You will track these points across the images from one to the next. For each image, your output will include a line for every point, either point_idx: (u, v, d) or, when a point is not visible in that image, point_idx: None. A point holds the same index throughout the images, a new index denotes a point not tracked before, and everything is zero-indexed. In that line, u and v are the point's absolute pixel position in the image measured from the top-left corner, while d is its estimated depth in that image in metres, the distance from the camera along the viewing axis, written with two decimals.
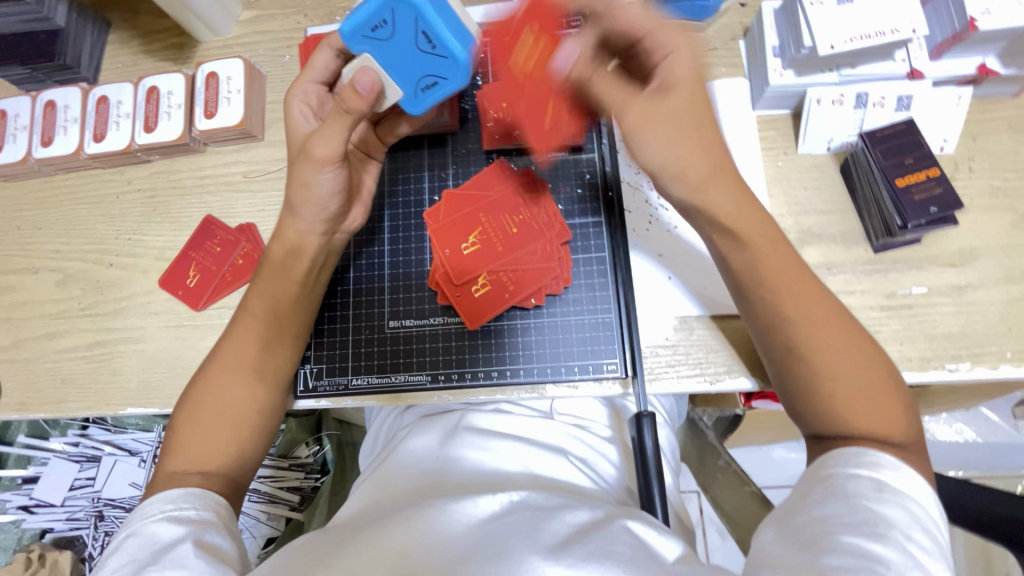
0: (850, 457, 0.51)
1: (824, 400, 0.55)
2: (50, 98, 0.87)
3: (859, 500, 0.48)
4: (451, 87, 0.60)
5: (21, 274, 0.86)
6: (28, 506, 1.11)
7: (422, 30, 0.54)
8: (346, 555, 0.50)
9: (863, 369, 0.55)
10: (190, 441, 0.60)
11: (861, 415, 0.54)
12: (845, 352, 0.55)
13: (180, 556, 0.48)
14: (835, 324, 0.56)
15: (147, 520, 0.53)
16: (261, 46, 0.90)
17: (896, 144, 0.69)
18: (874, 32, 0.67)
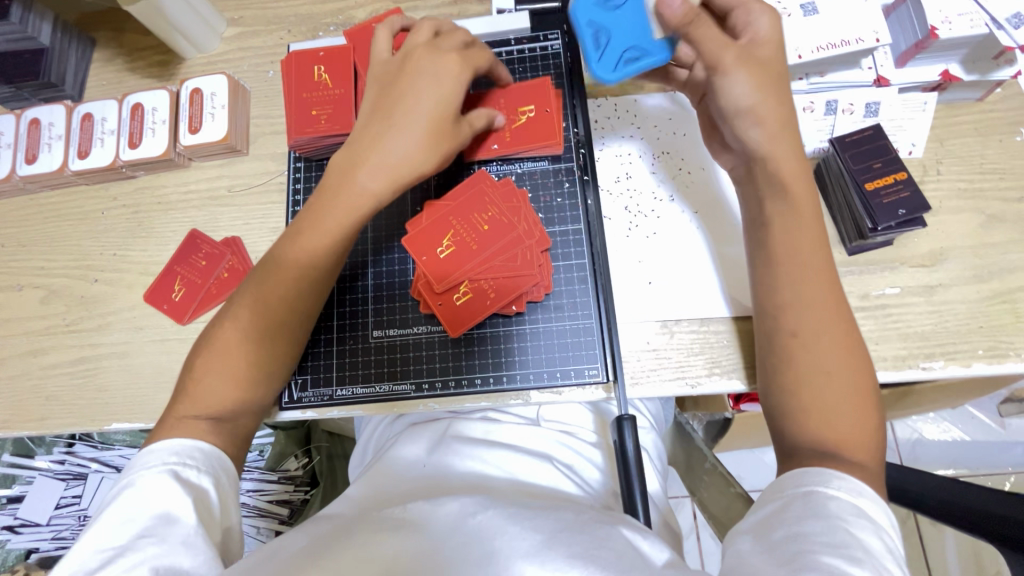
0: (828, 478, 0.52)
1: (803, 400, 0.57)
2: (35, 116, 0.88)
3: (839, 521, 0.49)
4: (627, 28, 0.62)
5: (5, 291, 0.86)
6: (13, 526, 1.10)
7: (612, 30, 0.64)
8: (333, 557, 0.50)
9: (850, 369, 0.57)
10: (200, 378, 0.61)
11: (832, 422, 0.56)
12: (834, 363, 0.57)
13: (179, 533, 0.49)
14: (831, 317, 0.59)
15: (149, 469, 0.54)
16: (244, 62, 0.91)
17: (866, 149, 0.70)
18: (840, 41, 0.69)
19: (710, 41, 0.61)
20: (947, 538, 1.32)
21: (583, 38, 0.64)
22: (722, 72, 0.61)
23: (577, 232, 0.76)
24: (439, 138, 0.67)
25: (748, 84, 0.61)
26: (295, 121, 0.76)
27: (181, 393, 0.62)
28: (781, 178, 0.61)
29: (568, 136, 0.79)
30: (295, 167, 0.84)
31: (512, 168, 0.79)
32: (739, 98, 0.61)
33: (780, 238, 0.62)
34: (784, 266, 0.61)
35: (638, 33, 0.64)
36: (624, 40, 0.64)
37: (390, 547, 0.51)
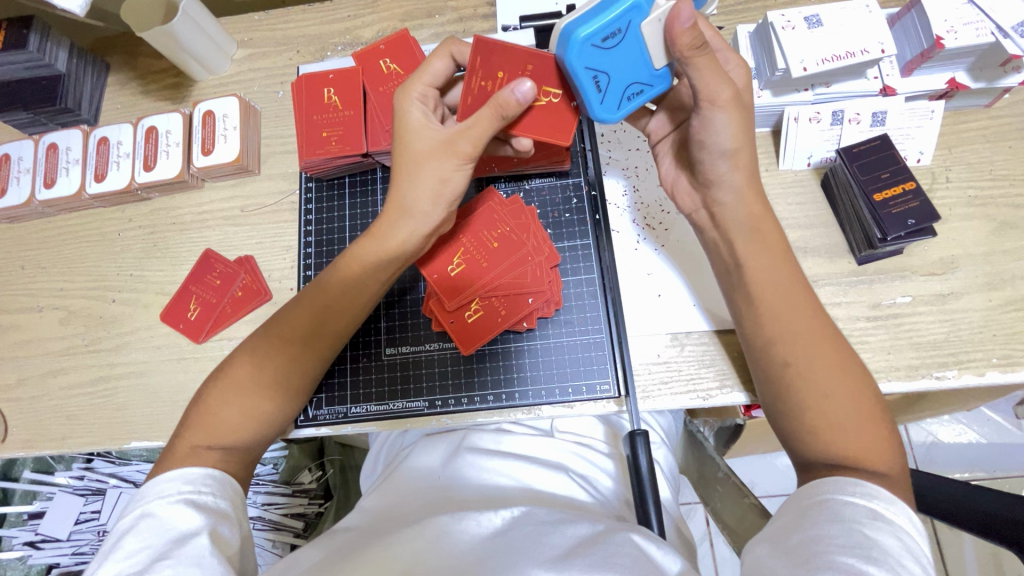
0: (843, 486, 0.53)
1: (812, 420, 0.57)
2: (53, 141, 0.90)
3: (855, 525, 0.49)
4: (613, 77, 0.61)
5: (26, 312, 0.88)
6: (34, 542, 1.11)
7: (598, 76, 0.61)
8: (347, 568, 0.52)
9: (852, 389, 0.57)
10: (209, 414, 0.62)
11: (848, 437, 0.56)
12: (840, 380, 0.57)
13: (196, 553, 0.50)
14: (820, 342, 0.59)
15: (164, 498, 0.55)
16: (255, 83, 0.93)
17: (872, 159, 0.71)
18: (845, 53, 0.69)
19: (708, 72, 0.58)
20: (965, 542, 1.31)
21: (582, 85, 0.61)
22: (703, 109, 0.60)
23: (585, 246, 0.77)
24: (445, 167, 0.64)
25: (731, 125, 0.61)
26: (305, 143, 0.77)
27: (193, 422, 0.63)
28: (743, 220, 0.63)
29: (575, 152, 0.80)
30: (306, 188, 0.86)
31: (520, 184, 0.80)
32: (722, 141, 0.61)
33: (746, 280, 0.62)
34: (753, 304, 0.62)
35: (642, 66, 0.61)
36: (627, 78, 0.62)
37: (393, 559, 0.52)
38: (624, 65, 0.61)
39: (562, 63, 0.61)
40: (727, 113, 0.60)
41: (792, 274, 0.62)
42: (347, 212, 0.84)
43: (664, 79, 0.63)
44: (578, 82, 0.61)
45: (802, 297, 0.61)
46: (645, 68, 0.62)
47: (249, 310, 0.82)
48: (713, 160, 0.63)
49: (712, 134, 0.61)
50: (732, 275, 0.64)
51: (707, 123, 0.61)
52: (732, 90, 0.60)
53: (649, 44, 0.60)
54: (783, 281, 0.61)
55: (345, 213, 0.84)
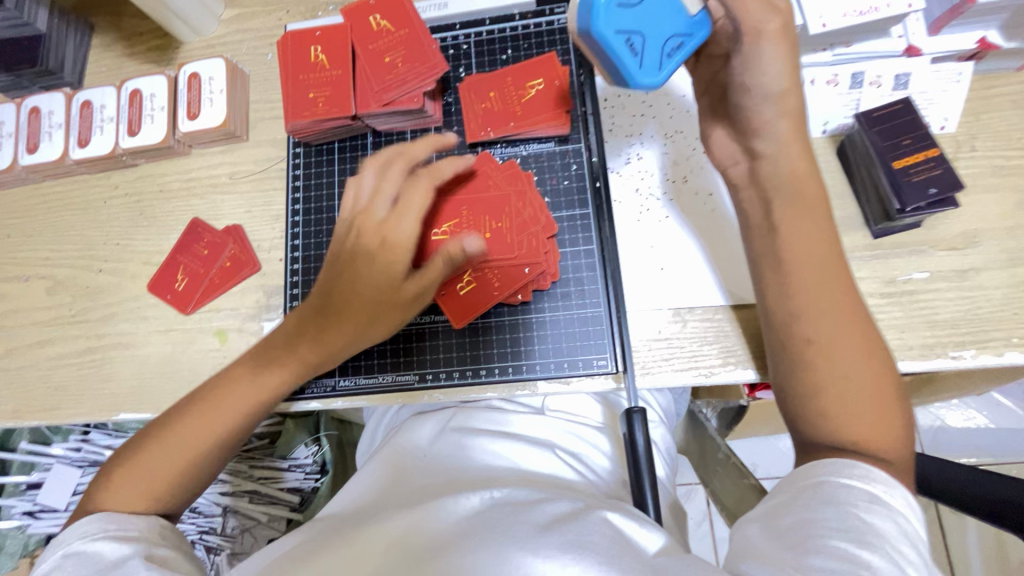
0: (841, 467, 0.50)
1: (822, 401, 0.54)
2: (34, 104, 0.87)
3: (850, 508, 0.47)
4: (647, 39, 0.57)
5: (12, 282, 0.86)
6: (33, 511, 1.12)
7: (629, 38, 0.56)
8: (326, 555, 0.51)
9: (868, 370, 0.54)
10: (143, 458, 0.62)
11: (860, 423, 0.53)
12: (859, 362, 0.54)
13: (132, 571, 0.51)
14: (847, 319, 0.56)
15: (86, 537, 0.55)
16: (243, 45, 0.88)
17: (894, 124, 0.66)
18: (869, 8, 0.64)
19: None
20: (970, 529, 1.29)
21: (616, 51, 0.56)
22: (749, 42, 0.56)
23: (585, 216, 0.73)
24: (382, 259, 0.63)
25: (780, 59, 0.56)
26: (291, 105, 0.72)
27: (116, 477, 0.61)
28: (788, 186, 0.59)
29: (576, 117, 0.75)
30: (294, 154, 0.82)
31: (516, 149, 0.75)
32: (769, 73, 0.57)
33: (776, 247, 0.59)
34: (780, 276, 0.58)
35: (672, 18, 0.58)
36: (663, 33, 0.58)
37: (383, 547, 0.51)
38: (652, 25, 0.57)
39: (591, 38, 0.57)
40: (777, 43, 0.56)
41: (827, 244, 0.58)
42: (337, 179, 0.80)
43: (703, 24, 0.58)
44: (611, 52, 0.56)
45: (838, 274, 0.57)
46: (676, 17, 0.58)
47: (237, 281, 0.80)
48: (758, 103, 0.58)
49: (764, 69, 0.57)
50: (764, 236, 0.60)
51: (754, 55, 0.56)
52: (780, 20, 0.56)
53: None
54: (805, 250, 0.57)
55: (335, 181, 0.81)
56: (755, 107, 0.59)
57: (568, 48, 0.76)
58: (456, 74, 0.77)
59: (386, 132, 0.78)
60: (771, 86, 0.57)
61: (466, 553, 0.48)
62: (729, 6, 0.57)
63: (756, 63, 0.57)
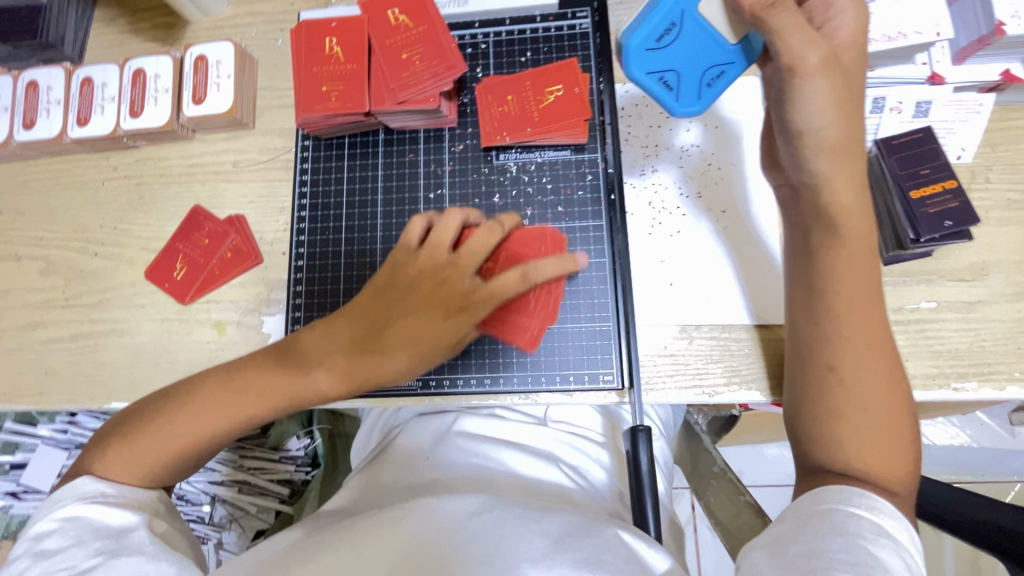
0: (850, 497, 0.51)
1: (838, 428, 0.55)
2: (33, 78, 0.84)
3: (859, 540, 0.48)
4: (682, 75, 0.64)
5: (3, 261, 0.84)
6: (15, 492, 1.10)
7: (663, 78, 0.64)
8: (327, 555, 0.50)
9: (887, 402, 0.55)
10: (137, 443, 0.60)
11: (876, 454, 0.54)
12: (881, 392, 0.55)
13: (135, 543, 0.54)
14: (873, 351, 0.56)
15: (86, 499, 0.58)
16: (252, 29, 0.86)
17: (914, 153, 0.65)
18: (896, 34, 0.64)
19: (791, 33, 0.54)
20: (946, 545, 1.31)
21: (652, 91, 0.65)
22: (786, 74, 0.55)
23: (598, 228, 0.72)
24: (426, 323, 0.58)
25: (823, 94, 0.55)
26: (303, 98, 0.70)
27: (114, 455, 0.61)
28: (824, 211, 0.58)
29: (594, 126, 0.74)
30: (303, 146, 0.80)
31: (532, 156, 0.74)
32: (812, 106, 0.55)
33: (816, 270, 0.59)
34: (812, 302, 0.59)
35: (711, 48, 0.62)
36: (700, 64, 0.63)
37: (392, 542, 0.50)
38: (688, 57, 0.63)
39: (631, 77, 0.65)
40: (816, 79, 0.54)
41: (859, 274, 0.58)
42: (346, 174, 0.78)
43: (743, 52, 0.62)
44: (648, 91, 0.65)
45: (869, 304, 0.57)
46: (714, 47, 0.62)
47: (239, 273, 0.78)
48: (795, 138, 0.58)
49: (803, 103, 0.55)
50: (802, 261, 0.61)
51: (796, 91, 0.55)
52: (822, 53, 0.54)
53: (713, 23, 0.61)
54: (850, 282, 0.57)
55: (344, 176, 0.78)
56: (793, 140, 0.58)
57: (589, 54, 0.75)
58: (473, 75, 0.76)
59: (398, 129, 0.76)
60: (814, 120, 0.56)
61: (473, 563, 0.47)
62: (770, 41, 0.55)
63: (795, 101, 0.56)
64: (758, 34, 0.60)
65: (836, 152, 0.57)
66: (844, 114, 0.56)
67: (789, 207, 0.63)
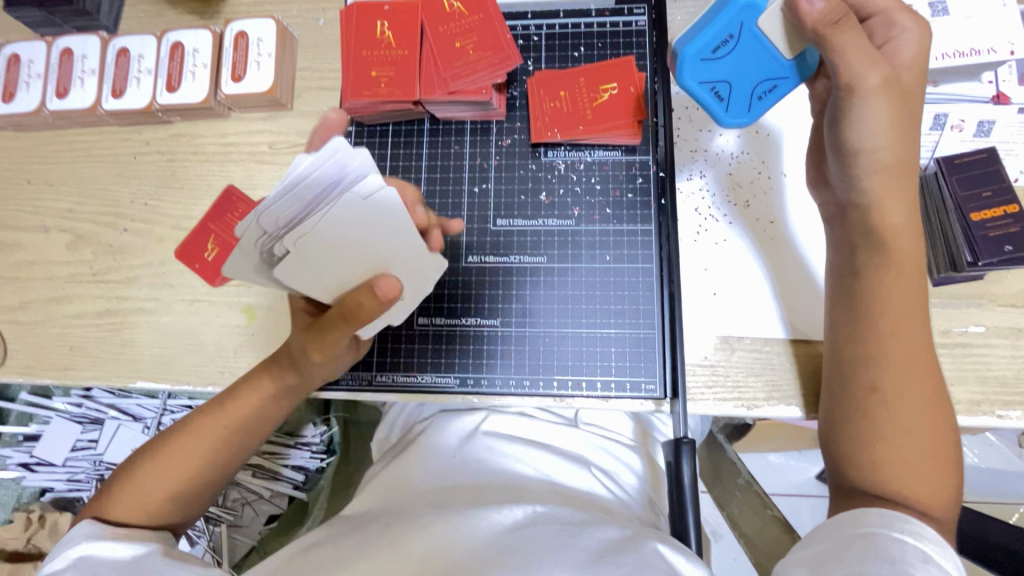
0: (893, 521, 0.49)
1: (883, 452, 0.53)
2: (67, 45, 0.82)
3: (906, 567, 0.45)
4: (736, 85, 0.62)
5: (29, 232, 0.82)
6: (28, 464, 1.09)
7: (715, 87, 0.62)
8: (359, 559, 0.49)
9: (931, 426, 0.53)
10: (129, 488, 0.58)
11: (920, 481, 0.52)
12: (925, 416, 0.53)
13: (153, 566, 0.50)
14: (920, 376, 0.54)
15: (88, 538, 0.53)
16: (294, 7, 0.83)
17: (975, 174, 0.64)
18: (969, 50, 0.62)
19: (853, 54, 0.52)
20: None
21: (703, 100, 0.63)
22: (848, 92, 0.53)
23: (645, 233, 0.71)
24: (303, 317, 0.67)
25: (884, 112, 0.53)
26: (352, 83, 0.69)
27: (116, 496, 0.58)
28: (876, 231, 0.57)
29: (647, 127, 0.72)
30: (345, 132, 0.78)
31: (580, 155, 0.73)
32: (872, 126, 0.53)
33: (859, 291, 0.58)
34: (857, 322, 0.57)
35: (768, 61, 0.59)
36: (753, 78, 0.61)
37: (420, 551, 0.49)
38: (744, 68, 0.60)
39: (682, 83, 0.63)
40: (876, 100, 0.53)
41: (908, 296, 0.56)
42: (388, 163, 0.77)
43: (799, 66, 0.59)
44: (697, 97, 0.63)
45: (916, 327, 0.56)
46: (772, 60, 0.59)
47: None
48: (849, 157, 0.56)
49: (860, 123, 0.54)
50: (847, 279, 0.60)
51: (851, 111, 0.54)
52: (883, 75, 0.53)
53: (774, 37, 0.57)
54: (898, 305, 0.56)
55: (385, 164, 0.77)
56: (846, 159, 0.56)
57: (644, 53, 0.74)
58: (524, 67, 0.75)
59: (444, 120, 0.75)
60: (868, 139, 0.54)
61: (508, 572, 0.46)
62: (828, 60, 0.53)
63: (850, 120, 0.54)
64: (815, 51, 0.58)
65: (892, 174, 0.55)
66: (901, 138, 0.54)
67: (834, 225, 0.62)
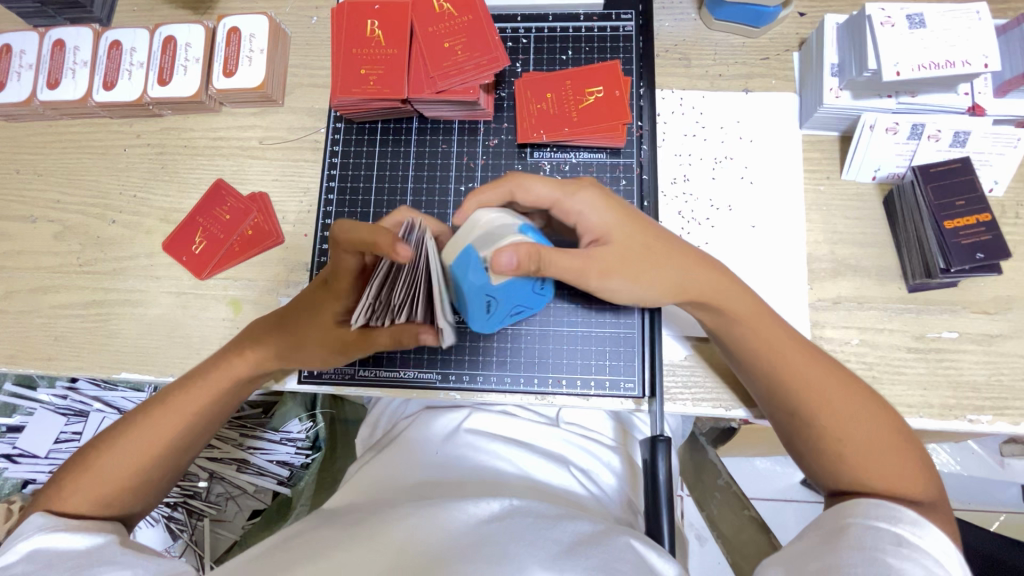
0: (870, 508, 0.50)
1: (848, 457, 0.54)
2: (60, 37, 0.82)
3: (880, 554, 0.46)
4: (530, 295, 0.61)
5: (16, 221, 0.82)
6: (11, 455, 1.08)
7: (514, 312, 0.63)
8: (334, 554, 0.49)
9: (876, 424, 0.55)
10: (83, 479, 0.58)
11: (893, 478, 0.53)
12: (864, 419, 0.55)
13: (112, 556, 0.51)
14: (841, 387, 0.56)
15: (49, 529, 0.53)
16: (287, 4, 0.84)
17: (948, 183, 0.65)
18: (944, 61, 0.63)
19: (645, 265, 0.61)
20: None
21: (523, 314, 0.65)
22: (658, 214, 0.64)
23: None
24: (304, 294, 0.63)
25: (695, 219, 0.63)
26: (340, 79, 0.69)
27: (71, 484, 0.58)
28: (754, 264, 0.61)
29: (631, 131, 0.74)
30: (335, 128, 0.79)
31: (566, 156, 0.74)
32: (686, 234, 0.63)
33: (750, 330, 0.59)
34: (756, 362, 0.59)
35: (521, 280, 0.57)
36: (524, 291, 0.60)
37: (395, 544, 0.49)
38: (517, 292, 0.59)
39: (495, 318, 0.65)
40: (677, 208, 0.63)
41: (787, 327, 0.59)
42: (376, 159, 0.77)
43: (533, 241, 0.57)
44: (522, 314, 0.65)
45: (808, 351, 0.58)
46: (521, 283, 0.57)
47: (258, 251, 0.77)
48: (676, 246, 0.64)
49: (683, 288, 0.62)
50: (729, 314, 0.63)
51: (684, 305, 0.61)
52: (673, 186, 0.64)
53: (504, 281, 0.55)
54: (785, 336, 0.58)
55: (374, 161, 0.78)
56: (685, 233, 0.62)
57: (631, 57, 0.75)
58: (512, 69, 0.76)
59: (432, 119, 0.76)
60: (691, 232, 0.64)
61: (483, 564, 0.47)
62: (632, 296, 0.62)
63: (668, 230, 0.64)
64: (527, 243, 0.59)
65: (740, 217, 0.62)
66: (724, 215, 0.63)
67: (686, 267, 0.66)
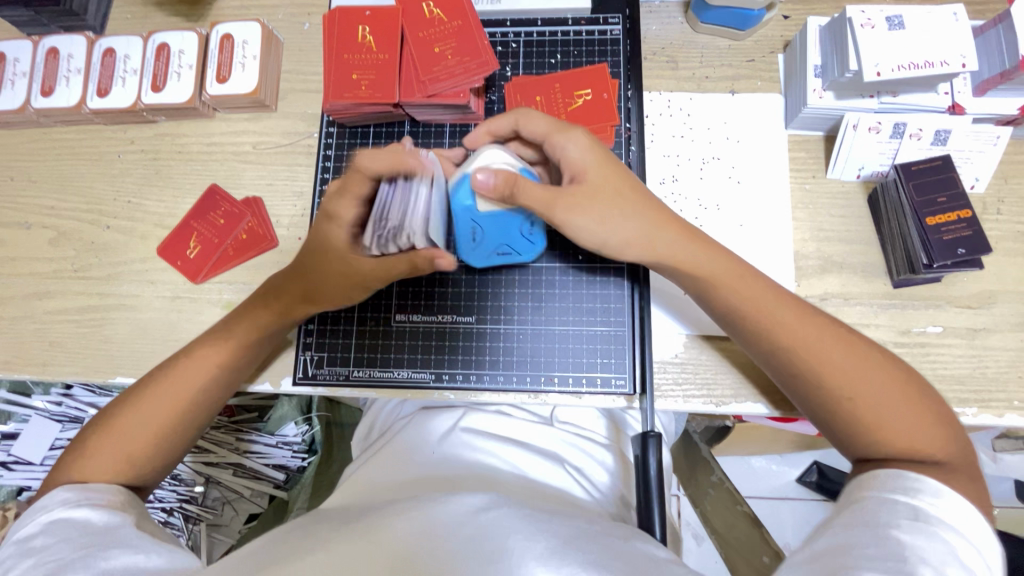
0: (887, 481, 0.50)
1: (871, 425, 0.53)
2: (54, 45, 0.83)
3: (891, 528, 0.45)
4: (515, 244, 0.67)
5: (11, 228, 0.83)
6: (5, 463, 1.09)
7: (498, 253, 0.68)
8: (338, 549, 0.49)
9: (893, 386, 0.54)
10: (90, 455, 0.59)
11: (919, 438, 0.52)
12: (879, 382, 0.54)
13: (124, 536, 0.50)
14: (851, 352, 0.56)
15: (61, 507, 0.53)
16: (279, 11, 0.85)
17: (930, 180, 0.67)
18: (923, 62, 0.64)
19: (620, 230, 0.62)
20: None
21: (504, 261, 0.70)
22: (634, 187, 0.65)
23: None
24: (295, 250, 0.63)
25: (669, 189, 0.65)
26: (333, 84, 0.70)
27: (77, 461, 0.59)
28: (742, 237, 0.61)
29: (620, 132, 0.75)
30: (327, 133, 0.80)
31: None
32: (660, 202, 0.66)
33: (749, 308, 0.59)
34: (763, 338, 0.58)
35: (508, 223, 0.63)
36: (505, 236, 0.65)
37: (399, 537, 0.49)
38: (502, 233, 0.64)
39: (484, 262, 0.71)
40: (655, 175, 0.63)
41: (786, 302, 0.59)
42: None
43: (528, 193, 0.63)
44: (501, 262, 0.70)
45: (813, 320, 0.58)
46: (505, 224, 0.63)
47: (252, 254, 0.78)
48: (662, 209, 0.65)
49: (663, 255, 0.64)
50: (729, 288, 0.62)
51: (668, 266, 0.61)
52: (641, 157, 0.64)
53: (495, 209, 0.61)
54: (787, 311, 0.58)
55: None
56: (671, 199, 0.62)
57: (618, 60, 0.77)
58: (502, 73, 0.77)
59: (424, 122, 0.77)
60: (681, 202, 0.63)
61: (483, 556, 0.47)
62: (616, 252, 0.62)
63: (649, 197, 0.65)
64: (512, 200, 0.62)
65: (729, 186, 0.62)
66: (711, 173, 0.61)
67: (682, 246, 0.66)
